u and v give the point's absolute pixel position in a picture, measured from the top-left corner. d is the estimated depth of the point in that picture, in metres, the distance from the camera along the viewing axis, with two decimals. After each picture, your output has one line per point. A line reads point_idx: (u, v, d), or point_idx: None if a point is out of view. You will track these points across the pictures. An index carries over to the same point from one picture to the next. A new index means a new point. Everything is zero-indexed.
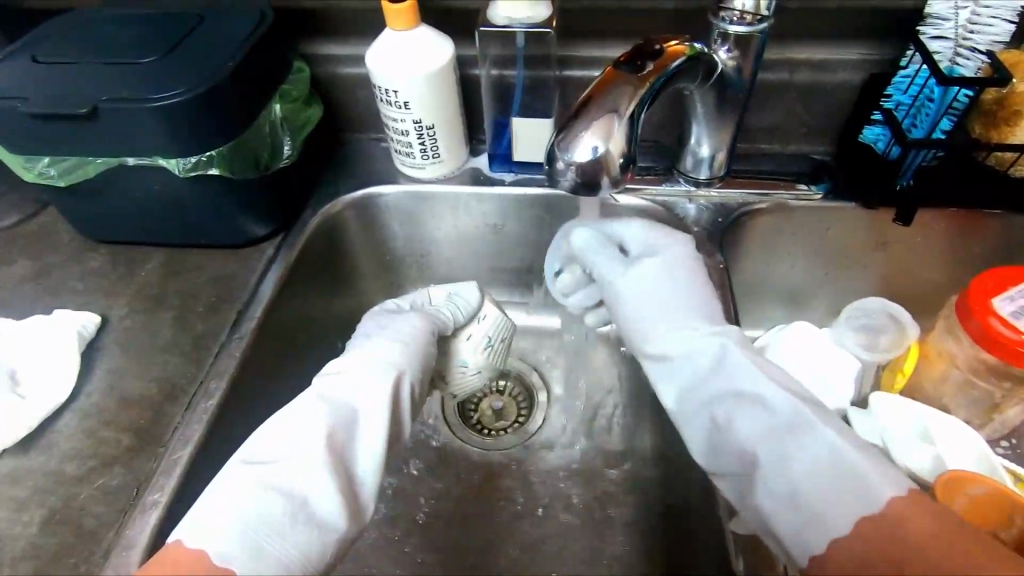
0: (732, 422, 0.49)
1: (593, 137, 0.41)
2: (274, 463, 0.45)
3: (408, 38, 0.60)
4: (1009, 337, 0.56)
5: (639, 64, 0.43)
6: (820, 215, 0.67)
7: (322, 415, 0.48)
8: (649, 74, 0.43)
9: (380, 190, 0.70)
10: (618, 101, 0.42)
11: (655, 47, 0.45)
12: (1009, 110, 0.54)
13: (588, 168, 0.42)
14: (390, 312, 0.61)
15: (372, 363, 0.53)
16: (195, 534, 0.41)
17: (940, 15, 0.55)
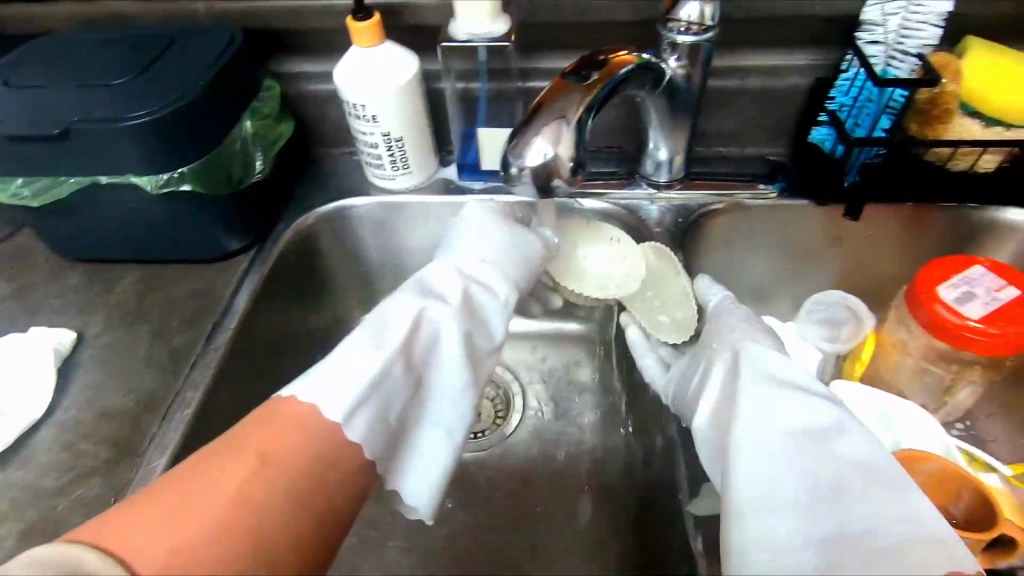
0: (832, 444, 0.43)
1: (543, 143, 0.44)
2: (436, 371, 0.50)
3: (375, 56, 0.62)
4: (954, 323, 0.59)
5: (586, 73, 0.46)
6: (775, 213, 0.70)
7: (483, 300, 0.54)
8: (596, 82, 0.46)
9: (353, 202, 0.72)
10: (566, 109, 0.44)
11: (601, 57, 0.47)
12: (942, 107, 0.58)
13: (540, 171, 0.44)
14: (501, 210, 0.62)
15: (489, 265, 0.57)
16: (299, 393, 0.43)
17: (873, 21, 0.58)
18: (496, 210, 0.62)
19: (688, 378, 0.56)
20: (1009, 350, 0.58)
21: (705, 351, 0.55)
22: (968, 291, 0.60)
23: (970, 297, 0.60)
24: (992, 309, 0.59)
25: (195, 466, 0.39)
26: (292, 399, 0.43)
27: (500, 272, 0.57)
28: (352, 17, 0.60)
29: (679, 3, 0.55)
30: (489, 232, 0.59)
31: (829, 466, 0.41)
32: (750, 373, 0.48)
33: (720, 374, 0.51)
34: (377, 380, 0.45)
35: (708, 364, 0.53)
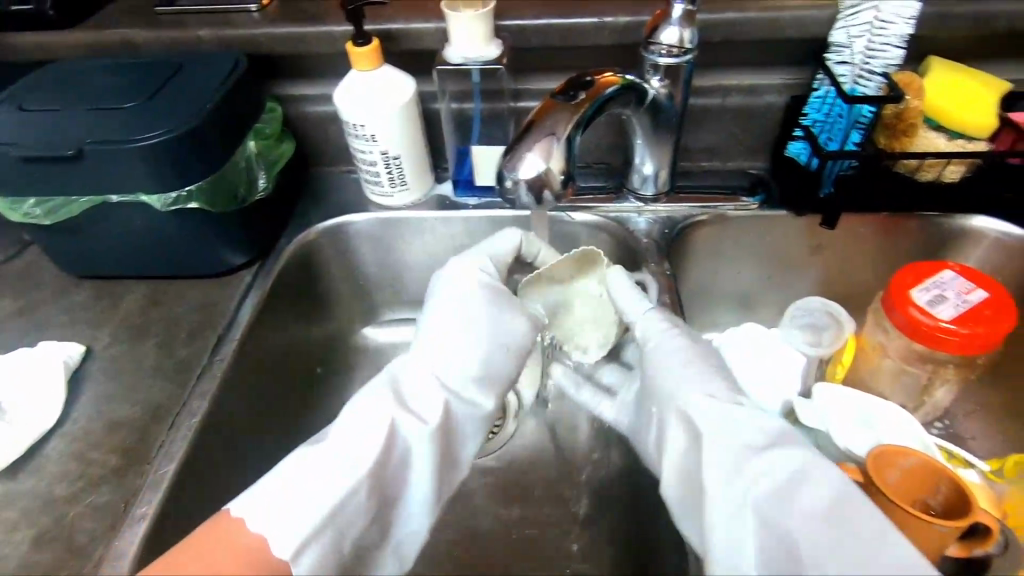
0: (790, 497, 0.43)
1: (536, 158, 0.47)
2: (410, 474, 0.50)
3: (373, 79, 0.65)
4: (929, 324, 0.62)
5: (573, 93, 0.49)
6: (757, 224, 0.73)
7: (457, 404, 0.54)
8: (583, 101, 0.49)
9: (352, 217, 0.74)
10: (556, 127, 0.48)
11: (588, 78, 0.50)
12: (906, 123, 0.62)
13: (534, 184, 0.47)
14: (490, 282, 0.59)
15: (465, 364, 0.55)
16: (245, 508, 0.44)
17: (839, 43, 0.63)
18: (488, 285, 0.59)
19: (643, 430, 0.57)
20: (980, 349, 0.61)
21: (654, 401, 0.54)
22: (939, 294, 0.64)
23: (942, 299, 0.63)
24: (962, 310, 0.62)
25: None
26: (234, 516, 0.44)
27: (479, 372, 0.55)
28: (353, 43, 0.64)
29: (659, 28, 0.59)
30: (473, 317, 0.57)
31: (796, 525, 0.42)
32: (704, 434, 0.48)
33: (676, 431, 0.51)
34: (341, 504, 0.45)
35: (661, 414, 0.53)
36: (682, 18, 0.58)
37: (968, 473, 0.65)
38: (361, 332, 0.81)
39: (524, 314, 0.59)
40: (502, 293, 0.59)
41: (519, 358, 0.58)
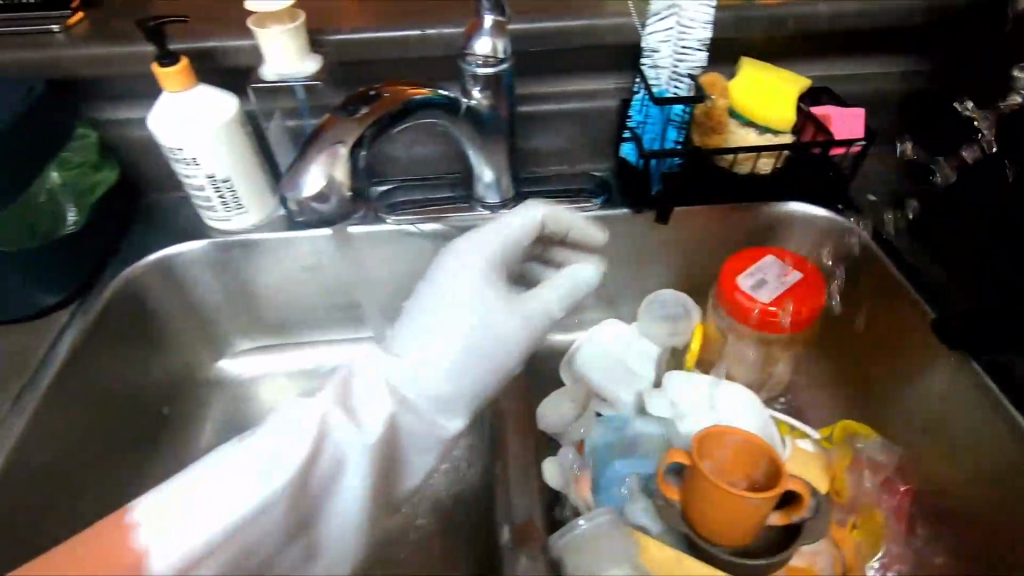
0: None
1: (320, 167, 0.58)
2: (347, 480, 0.47)
3: (187, 100, 0.62)
4: (749, 306, 0.66)
5: (354, 108, 0.58)
6: (602, 224, 0.75)
7: (428, 414, 0.51)
8: (365, 115, 0.58)
9: (179, 249, 0.70)
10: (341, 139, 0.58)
11: (371, 94, 0.59)
12: (716, 121, 0.66)
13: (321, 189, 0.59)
14: (492, 279, 0.54)
15: (435, 371, 0.51)
16: (147, 515, 0.42)
17: (651, 48, 0.65)
18: (486, 283, 0.54)
19: None
20: (797, 325, 0.66)
21: None
22: (761, 278, 0.68)
23: (764, 283, 0.68)
24: (781, 290, 0.67)
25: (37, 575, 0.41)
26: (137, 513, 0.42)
27: (432, 391, 0.50)
28: (157, 64, 0.60)
29: (473, 39, 0.60)
30: (472, 316, 0.52)
31: None
32: None
33: None
34: (245, 523, 0.43)
35: None
36: (492, 29, 0.59)
37: (804, 445, 0.66)
38: (215, 366, 0.78)
39: (530, 313, 0.55)
40: (499, 295, 0.54)
41: (490, 376, 0.53)
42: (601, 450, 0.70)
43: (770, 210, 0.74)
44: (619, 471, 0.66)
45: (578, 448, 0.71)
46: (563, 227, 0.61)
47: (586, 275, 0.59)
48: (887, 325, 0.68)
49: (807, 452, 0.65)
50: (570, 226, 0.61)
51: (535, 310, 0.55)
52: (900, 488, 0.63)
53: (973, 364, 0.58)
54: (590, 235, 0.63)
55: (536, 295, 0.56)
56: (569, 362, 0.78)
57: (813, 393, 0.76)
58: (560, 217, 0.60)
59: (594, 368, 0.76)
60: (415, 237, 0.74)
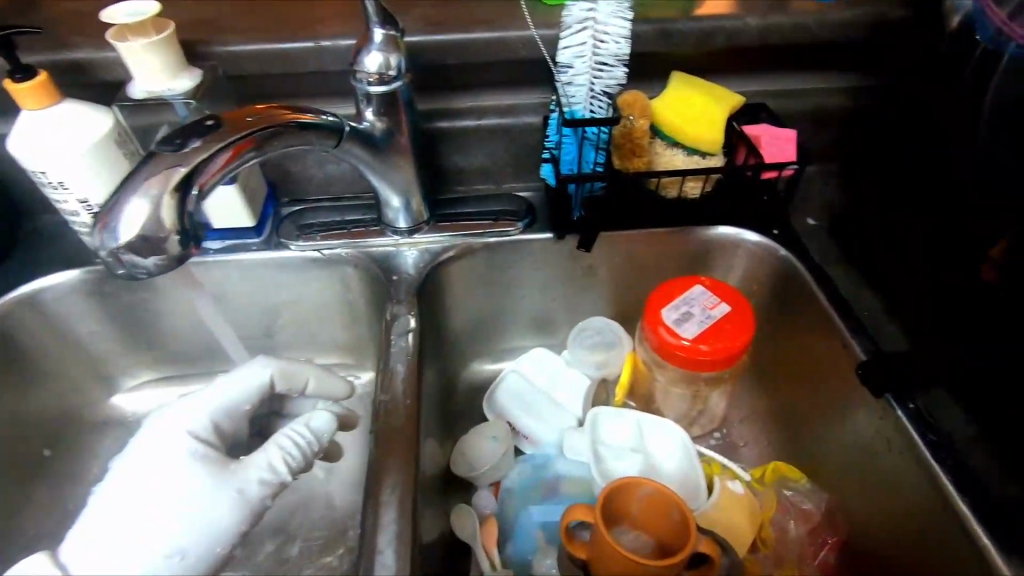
0: None
1: (137, 209, 0.38)
2: None
3: (50, 118, 0.55)
4: (672, 344, 0.62)
5: (182, 141, 0.40)
6: (525, 249, 0.70)
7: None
8: (197, 149, 0.40)
9: (49, 281, 0.63)
10: (161, 183, 0.39)
11: (210, 121, 0.42)
12: (634, 143, 0.62)
13: (140, 246, 0.39)
14: (202, 455, 0.51)
15: (140, 561, 0.45)
16: None
17: (566, 63, 0.60)
18: (196, 458, 0.51)
19: None
20: (725, 363, 0.61)
21: None
22: (686, 312, 0.63)
23: (688, 317, 0.63)
24: (705, 327, 0.62)
25: None
26: None
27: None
28: (10, 79, 0.54)
29: (362, 54, 0.54)
30: (180, 494, 0.48)
31: None
32: None
33: None
34: None
35: None
36: (383, 43, 0.53)
37: (733, 486, 0.61)
38: (109, 402, 0.71)
39: (247, 487, 0.50)
40: (209, 474, 0.50)
41: (198, 561, 0.47)
42: (519, 492, 0.65)
43: (704, 235, 0.69)
44: (533, 520, 0.62)
45: (496, 491, 0.65)
46: (296, 382, 0.60)
47: (321, 422, 0.57)
48: (819, 364, 0.62)
49: (738, 496, 0.60)
50: (305, 379, 0.61)
51: (259, 480, 0.51)
52: (826, 539, 0.59)
53: (898, 416, 0.52)
54: (331, 383, 0.62)
55: (258, 459, 0.52)
56: (490, 395, 0.72)
57: (750, 429, 0.71)
58: (288, 368, 0.60)
59: (516, 404, 0.70)
60: (320, 264, 0.68)
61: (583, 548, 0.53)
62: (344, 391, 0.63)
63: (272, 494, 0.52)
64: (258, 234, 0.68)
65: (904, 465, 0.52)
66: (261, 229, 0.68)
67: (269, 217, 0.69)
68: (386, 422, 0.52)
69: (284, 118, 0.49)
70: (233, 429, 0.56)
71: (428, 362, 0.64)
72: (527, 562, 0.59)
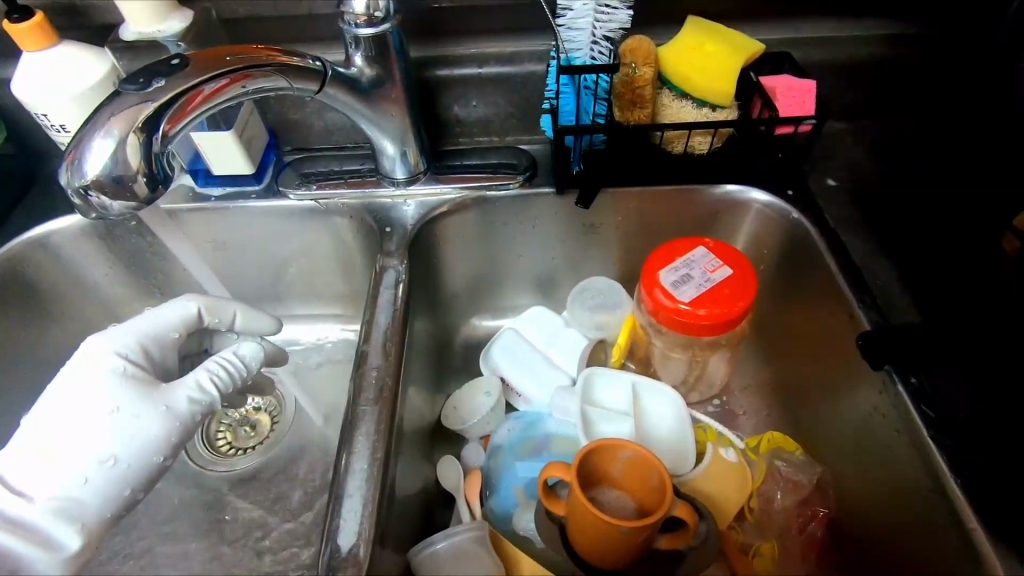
0: None
1: (103, 148, 0.40)
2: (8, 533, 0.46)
3: (47, 59, 0.56)
4: (669, 306, 0.59)
5: (145, 80, 0.41)
6: (524, 203, 0.68)
7: (41, 516, 0.46)
8: (160, 90, 0.42)
9: (59, 223, 0.65)
10: (128, 124, 0.40)
11: (175, 61, 0.43)
12: (636, 91, 0.58)
13: (108, 185, 0.40)
14: (128, 374, 0.53)
15: (74, 467, 0.48)
16: None
17: (567, 5, 0.56)
18: (120, 377, 0.52)
19: None
20: (722, 328, 0.59)
21: None
22: (686, 274, 0.61)
23: (687, 279, 0.60)
24: (704, 290, 0.59)
25: None
26: None
27: (78, 484, 0.48)
28: (7, 20, 0.54)
29: None
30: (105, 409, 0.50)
31: None
32: None
33: None
34: None
35: None
36: None
37: (725, 454, 0.59)
38: None
39: (174, 403, 0.52)
40: (133, 391, 0.52)
41: (132, 472, 0.49)
42: (508, 448, 0.64)
43: (710, 195, 0.66)
44: (518, 476, 0.62)
45: (485, 444, 0.66)
46: (224, 315, 0.61)
47: (249, 351, 0.58)
48: (820, 334, 0.60)
49: (729, 464, 0.59)
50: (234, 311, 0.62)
51: (186, 398, 0.53)
52: (816, 511, 0.57)
53: (898, 392, 0.50)
54: (259, 320, 0.64)
55: (187, 379, 0.54)
56: (486, 351, 0.71)
57: (750, 397, 0.69)
58: (216, 303, 0.61)
59: (511, 360, 0.68)
60: (316, 215, 0.68)
61: (561, 506, 0.52)
62: (271, 327, 0.65)
63: (201, 412, 0.54)
64: (258, 182, 0.68)
65: (899, 443, 0.50)
66: (261, 177, 0.68)
67: (270, 165, 0.69)
68: (364, 370, 0.52)
69: (273, 60, 0.48)
70: (163, 354, 0.58)
71: (418, 314, 0.64)
72: (509, 514, 0.59)
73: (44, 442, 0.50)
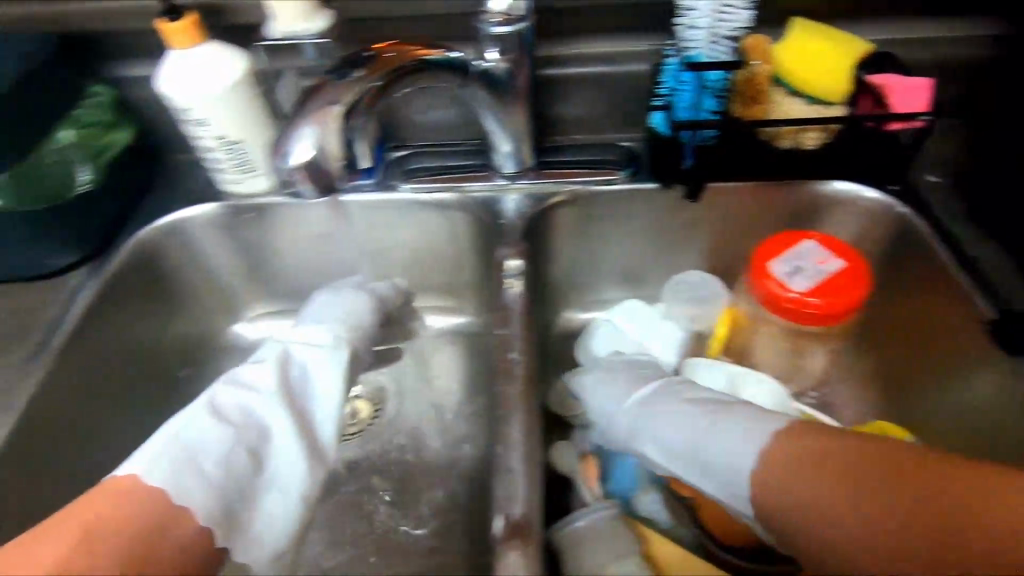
0: None
1: (307, 140, 0.52)
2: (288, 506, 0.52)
3: (194, 58, 0.59)
4: (785, 297, 0.61)
5: (341, 74, 0.52)
6: (628, 198, 0.70)
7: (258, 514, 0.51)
8: (347, 84, 0.52)
9: (192, 212, 0.69)
10: (322, 116, 0.52)
11: (362, 55, 0.53)
12: (757, 88, 0.60)
13: (312, 172, 0.54)
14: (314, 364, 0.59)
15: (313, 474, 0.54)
16: (133, 465, 0.47)
17: (688, 5, 0.59)
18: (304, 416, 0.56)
19: None
20: (836, 318, 0.60)
21: None
22: (797, 265, 0.62)
23: (799, 271, 0.62)
24: (817, 281, 0.61)
25: (56, 521, 0.43)
26: (128, 473, 0.46)
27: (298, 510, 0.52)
28: (164, 20, 0.58)
29: None
30: (288, 419, 0.54)
31: None
32: None
33: None
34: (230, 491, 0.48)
35: None
36: None
37: None
38: (228, 330, 0.76)
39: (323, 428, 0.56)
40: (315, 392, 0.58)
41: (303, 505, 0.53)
42: None
43: (811, 190, 0.68)
44: (631, 462, 0.61)
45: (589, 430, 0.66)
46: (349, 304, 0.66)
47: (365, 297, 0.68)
48: None
49: None
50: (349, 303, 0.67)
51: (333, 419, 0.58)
52: None
53: None
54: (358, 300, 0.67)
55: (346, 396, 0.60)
56: (582, 342, 0.73)
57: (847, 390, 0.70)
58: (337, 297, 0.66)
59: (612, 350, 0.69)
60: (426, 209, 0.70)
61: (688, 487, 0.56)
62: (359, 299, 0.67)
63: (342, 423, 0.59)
64: (370, 176, 0.70)
65: None
66: (374, 171, 0.70)
67: (380, 160, 0.72)
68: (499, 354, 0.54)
69: (416, 55, 0.54)
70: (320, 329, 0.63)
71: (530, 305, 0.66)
72: (627, 499, 0.59)
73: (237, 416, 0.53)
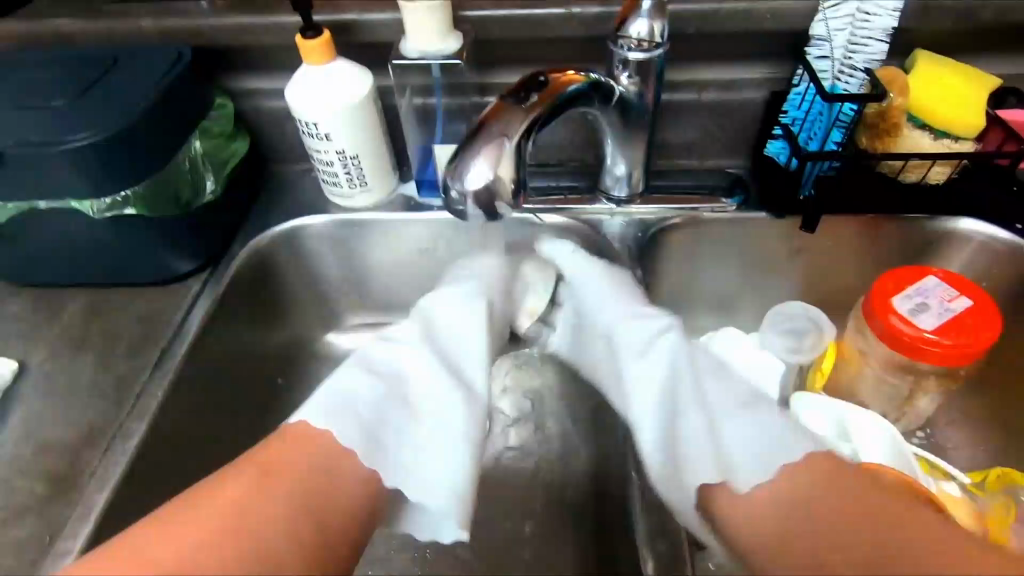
0: None
1: (485, 165, 0.50)
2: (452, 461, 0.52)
3: (326, 75, 0.60)
4: (911, 335, 0.59)
5: (524, 96, 0.51)
6: (736, 225, 0.69)
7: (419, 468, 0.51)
8: (534, 105, 0.51)
9: (307, 221, 0.70)
10: (506, 136, 0.50)
11: (542, 79, 0.52)
12: (891, 122, 0.60)
13: (481, 196, 0.51)
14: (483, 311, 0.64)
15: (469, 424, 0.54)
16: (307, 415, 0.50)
17: (820, 36, 0.59)
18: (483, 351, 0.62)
19: None
20: (966, 359, 0.58)
21: None
22: (921, 302, 0.61)
23: (923, 308, 0.60)
24: (944, 320, 0.59)
25: (217, 483, 0.45)
26: (298, 422, 0.49)
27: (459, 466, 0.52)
28: (301, 36, 0.59)
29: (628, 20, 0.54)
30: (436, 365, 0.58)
31: None
32: None
33: None
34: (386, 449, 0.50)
35: None
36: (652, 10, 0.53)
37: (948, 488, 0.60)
38: (324, 338, 0.77)
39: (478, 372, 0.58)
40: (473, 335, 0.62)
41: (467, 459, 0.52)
42: None
43: (928, 225, 0.66)
44: None
45: None
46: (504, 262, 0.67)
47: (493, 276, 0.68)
48: None
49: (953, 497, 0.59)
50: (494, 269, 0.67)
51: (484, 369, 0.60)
52: None
53: None
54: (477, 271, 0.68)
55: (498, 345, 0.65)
56: None
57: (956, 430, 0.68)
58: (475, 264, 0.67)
59: None
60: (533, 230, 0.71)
61: None
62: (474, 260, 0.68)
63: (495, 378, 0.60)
64: None
65: None
66: None
67: None
68: None
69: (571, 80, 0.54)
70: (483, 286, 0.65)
71: None
72: None
73: (403, 364, 0.58)
